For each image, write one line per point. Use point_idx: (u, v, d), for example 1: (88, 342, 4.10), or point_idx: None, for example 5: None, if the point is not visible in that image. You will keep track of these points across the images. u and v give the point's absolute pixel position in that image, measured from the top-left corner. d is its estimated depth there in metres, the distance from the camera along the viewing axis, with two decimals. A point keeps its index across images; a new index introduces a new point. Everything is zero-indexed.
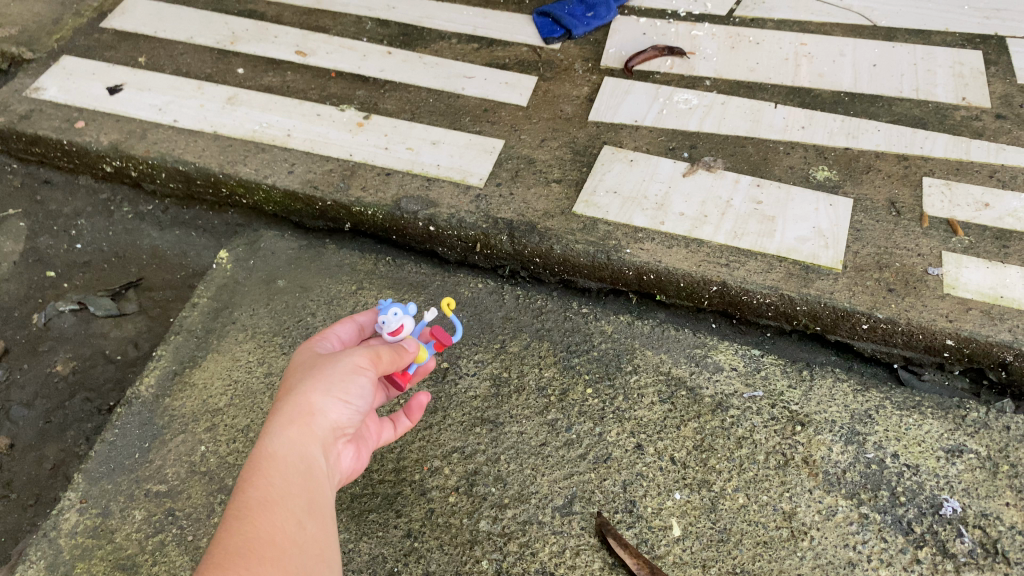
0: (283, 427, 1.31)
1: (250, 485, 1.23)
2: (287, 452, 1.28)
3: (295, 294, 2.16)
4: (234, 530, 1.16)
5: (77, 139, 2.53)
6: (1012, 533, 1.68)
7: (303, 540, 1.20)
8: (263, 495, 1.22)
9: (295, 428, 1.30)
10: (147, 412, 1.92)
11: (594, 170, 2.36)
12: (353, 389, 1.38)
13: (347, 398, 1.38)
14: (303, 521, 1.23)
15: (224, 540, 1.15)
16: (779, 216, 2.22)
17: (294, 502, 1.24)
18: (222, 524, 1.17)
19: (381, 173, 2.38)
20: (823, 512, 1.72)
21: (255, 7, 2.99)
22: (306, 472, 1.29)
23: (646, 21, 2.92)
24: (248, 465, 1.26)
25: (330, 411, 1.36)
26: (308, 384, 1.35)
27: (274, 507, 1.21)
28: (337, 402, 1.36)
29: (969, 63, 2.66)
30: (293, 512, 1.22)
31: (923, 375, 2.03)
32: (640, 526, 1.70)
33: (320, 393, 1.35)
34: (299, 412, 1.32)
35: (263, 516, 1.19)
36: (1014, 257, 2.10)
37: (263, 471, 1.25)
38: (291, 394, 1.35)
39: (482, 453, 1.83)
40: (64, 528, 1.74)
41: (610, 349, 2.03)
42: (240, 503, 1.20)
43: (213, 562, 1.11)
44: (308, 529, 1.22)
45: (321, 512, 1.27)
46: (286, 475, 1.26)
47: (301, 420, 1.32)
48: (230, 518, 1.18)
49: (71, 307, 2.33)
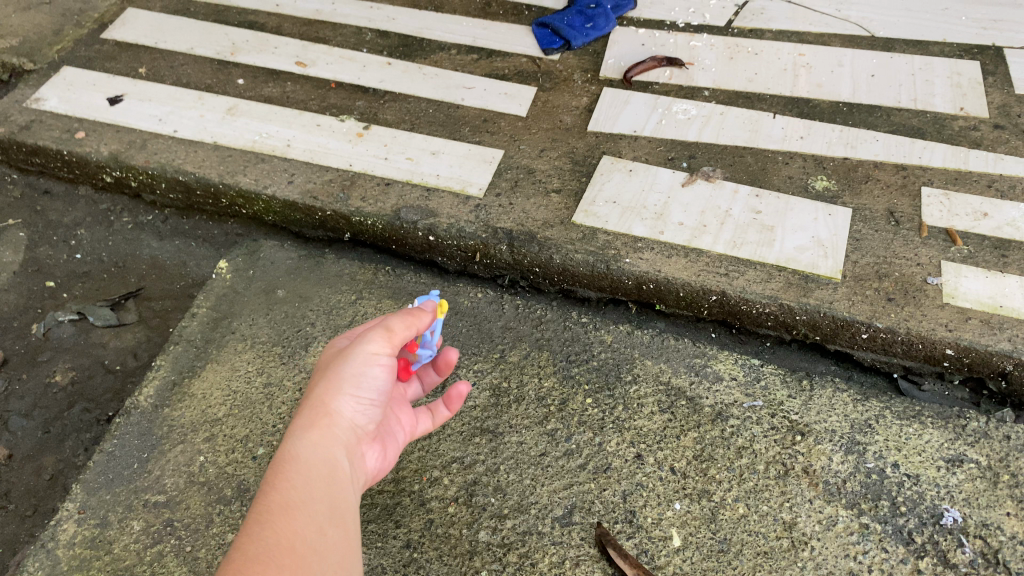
0: (303, 432, 1.32)
1: (272, 488, 1.25)
2: (308, 456, 1.30)
3: (294, 304, 2.16)
4: (255, 533, 1.17)
5: (77, 150, 2.53)
6: (1013, 543, 1.68)
7: (323, 545, 1.21)
8: (285, 500, 1.23)
9: (315, 432, 1.32)
10: (146, 422, 1.92)
11: (593, 180, 2.37)
12: (367, 380, 1.40)
13: (361, 394, 1.39)
14: (324, 526, 1.23)
15: (245, 544, 1.15)
16: (778, 226, 2.22)
17: (315, 506, 1.25)
18: (244, 527, 1.18)
19: (381, 183, 2.38)
20: (823, 522, 1.71)
21: (255, 18, 3.00)
22: (328, 476, 1.30)
23: (645, 32, 2.93)
24: (271, 470, 1.28)
25: (347, 411, 1.38)
26: (324, 386, 1.37)
27: (295, 512, 1.22)
28: (352, 400, 1.38)
29: (967, 73, 2.67)
30: (314, 517, 1.23)
31: (923, 386, 2.02)
32: (640, 537, 1.69)
33: (337, 392, 1.36)
34: (317, 415, 1.34)
35: (284, 521, 1.20)
36: (1013, 267, 2.10)
37: (285, 474, 1.26)
38: (311, 396, 1.37)
39: (481, 463, 1.82)
40: (62, 539, 1.73)
41: (610, 359, 2.03)
42: (262, 507, 1.21)
43: (232, 568, 1.11)
44: (329, 535, 1.23)
45: (343, 517, 1.28)
46: (308, 479, 1.27)
47: (320, 422, 1.34)
48: (251, 522, 1.20)
49: (70, 317, 2.33)
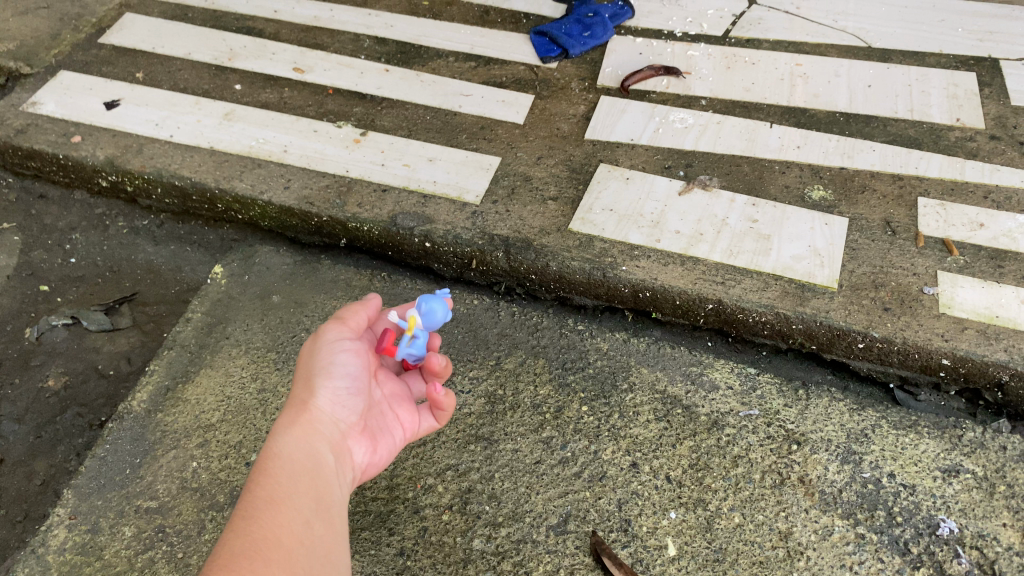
0: (285, 429, 1.33)
1: (257, 486, 1.25)
2: (292, 452, 1.30)
3: (289, 309, 2.15)
4: (242, 529, 1.17)
5: (73, 154, 2.53)
6: (1009, 554, 1.67)
7: (308, 540, 1.21)
8: (270, 496, 1.23)
9: (296, 428, 1.33)
10: (139, 427, 1.91)
11: (590, 188, 2.37)
12: (339, 368, 1.41)
13: (340, 386, 1.40)
14: (309, 520, 1.23)
15: (232, 541, 1.16)
16: (774, 235, 2.22)
17: (300, 501, 1.25)
18: (230, 524, 1.19)
19: (377, 190, 2.38)
20: (819, 532, 1.71)
21: (253, 24, 3.01)
22: (313, 471, 1.30)
23: (642, 41, 2.94)
24: (256, 469, 1.28)
25: (326, 405, 1.39)
26: (302, 384, 1.39)
27: (281, 508, 1.22)
28: (331, 392, 1.39)
29: (963, 84, 2.68)
30: (299, 511, 1.24)
31: (919, 396, 2.01)
32: (634, 545, 1.69)
33: (314, 387, 1.38)
34: (298, 412, 1.35)
35: (269, 517, 1.20)
36: (1009, 277, 2.10)
37: (269, 472, 1.27)
38: (291, 396, 1.39)
39: (476, 471, 1.81)
40: (52, 545, 1.72)
41: (605, 366, 2.02)
42: (248, 504, 1.22)
43: (218, 562, 1.11)
44: (315, 528, 1.23)
45: (329, 512, 1.28)
46: (292, 475, 1.28)
47: (301, 418, 1.34)
48: (237, 519, 1.20)
49: (63, 322, 2.32)
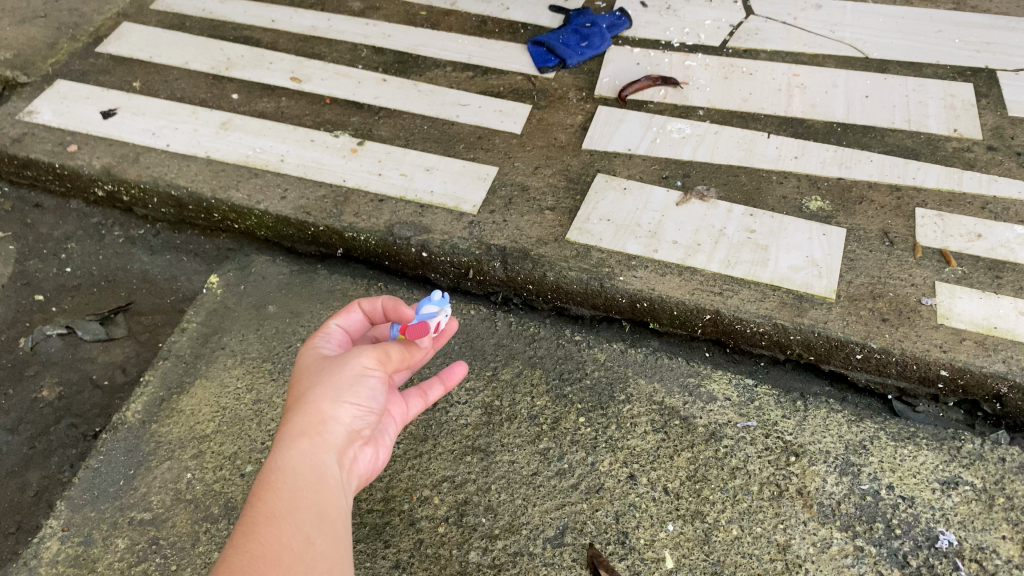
0: (294, 440, 1.28)
1: (260, 498, 1.23)
2: (300, 464, 1.26)
3: (284, 319, 2.14)
4: (242, 546, 1.16)
5: (69, 163, 2.53)
6: (1008, 567, 1.66)
7: (309, 556, 1.18)
8: (272, 511, 1.21)
9: (307, 440, 1.28)
10: (134, 438, 1.89)
11: (587, 198, 2.36)
12: (365, 392, 1.36)
13: (358, 402, 1.36)
14: (311, 536, 1.20)
15: (232, 557, 1.15)
16: (772, 245, 2.22)
17: (303, 516, 1.22)
18: (231, 539, 1.17)
19: (374, 199, 2.38)
20: (818, 544, 1.69)
21: (250, 33, 3.01)
22: (319, 483, 1.26)
23: (640, 51, 2.94)
24: (260, 479, 1.25)
25: (343, 419, 1.33)
26: (318, 392, 1.33)
27: (281, 524, 1.19)
28: (349, 407, 1.34)
29: (960, 95, 2.68)
30: (301, 528, 1.20)
31: (918, 407, 2.01)
32: (632, 558, 1.67)
33: (335, 403, 1.33)
34: (311, 422, 1.30)
35: (269, 534, 1.18)
36: (1007, 288, 2.10)
37: (273, 485, 1.23)
38: (304, 402, 1.32)
39: (472, 483, 1.80)
40: (44, 557, 1.70)
41: (603, 377, 2.01)
42: (249, 519, 1.20)
43: None
44: (317, 544, 1.20)
45: (333, 525, 1.24)
46: (296, 489, 1.24)
47: (313, 430, 1.29)
48: (238, 534, 1.18)
49: (58, 331, 2.31)
